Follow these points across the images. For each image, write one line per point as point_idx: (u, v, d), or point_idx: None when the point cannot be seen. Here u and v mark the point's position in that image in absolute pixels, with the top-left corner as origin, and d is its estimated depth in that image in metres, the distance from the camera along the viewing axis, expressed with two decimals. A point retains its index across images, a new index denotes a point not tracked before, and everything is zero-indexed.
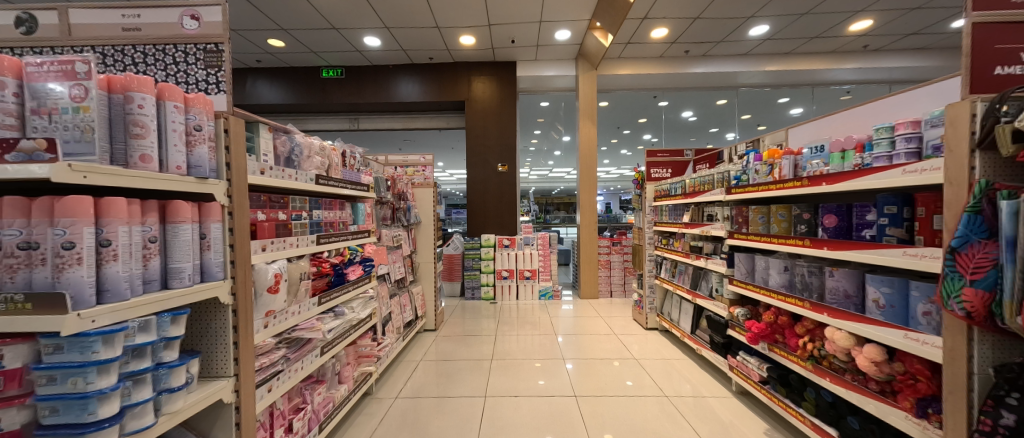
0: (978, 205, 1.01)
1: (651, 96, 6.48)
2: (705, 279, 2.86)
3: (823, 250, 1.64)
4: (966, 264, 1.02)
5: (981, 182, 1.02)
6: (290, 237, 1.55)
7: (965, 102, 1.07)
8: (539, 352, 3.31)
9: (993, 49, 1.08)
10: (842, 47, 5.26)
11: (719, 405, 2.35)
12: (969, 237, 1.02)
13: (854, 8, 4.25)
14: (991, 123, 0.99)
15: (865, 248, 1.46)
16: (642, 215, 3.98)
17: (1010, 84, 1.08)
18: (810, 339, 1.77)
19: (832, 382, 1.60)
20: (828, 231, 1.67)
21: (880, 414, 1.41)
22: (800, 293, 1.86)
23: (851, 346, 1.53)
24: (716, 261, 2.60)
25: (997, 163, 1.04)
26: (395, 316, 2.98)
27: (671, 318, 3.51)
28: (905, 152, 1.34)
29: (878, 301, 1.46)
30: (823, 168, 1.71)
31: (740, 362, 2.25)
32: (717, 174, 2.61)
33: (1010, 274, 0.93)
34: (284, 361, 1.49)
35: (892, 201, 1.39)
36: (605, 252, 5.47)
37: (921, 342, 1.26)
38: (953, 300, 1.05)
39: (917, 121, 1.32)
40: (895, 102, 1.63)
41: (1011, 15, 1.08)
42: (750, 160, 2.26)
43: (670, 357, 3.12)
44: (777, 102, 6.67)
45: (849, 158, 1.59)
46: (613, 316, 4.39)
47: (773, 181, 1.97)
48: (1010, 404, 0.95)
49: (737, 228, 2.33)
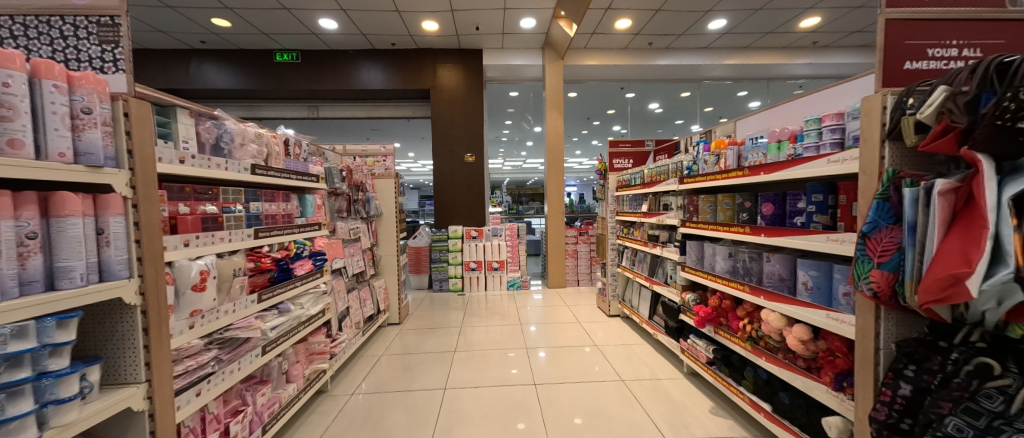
0: (886, 192, 1.08)
1: (617, 88, 6.56)
2: (661, 267, 2.96)
3: (761, 237, 1.72)
4: (875, 247, 1.09)
5: (890, 171, 1.09)
6: (220, 231, 1.45)
7: (877, 95, 1.13)
8: (505, 342, 3.33)
9: (904, 45, 1.15)
10: (794, 43, 5.51)
11: (673, 387, 2.45)
12: (878, 223, 1.09)
13: (805, 5, 4.42)
14: (898, 115, 1.06)
15: (796, 235, 1.54)
16: (605, 205, 4.08)
17: (919, 78, 1.15)
18: (750, 321, 1.87)
19: (767, 361, 1.70)
20: (766, 218, 1.75)
21: (807, 389, 1.50)
22: (742, 278, 1.96)
23: (783, 327, 1.63)
24: (670, 249, 2.69)
25: (903, 153, 1.11)
26: (354, 311, 2.90)
27: (631, 305, 3.62)
28: (830, 142, 1.41)
29: (806, 283, 1.55)
30: (762, 158, 1.79)
31: (691, 345, 2.36)
32: (671, 165, 2.70)
33: (912, 256, 0.99)
34: (216, 364, 1.40)
35: (820, 189, 1.48)
36: (572, 242, 5.55)
37: (840, 321, 1.35)
38: (863, 281, 1.12)
39: (841, 113, 1.39)
40: (827, 96, 1.72)
41: (919, 13, 1.15)
42: (700, 151, 2.34)
43: (630, 342, 3.23)
44: (737, 95, 6.96)
45: (784, 148, 1.66)
46: (580, 305, 4.48)
47: (719, 171, 2.05)
48: (907, 376, 1.03)
49: (689, 216, 2.42)
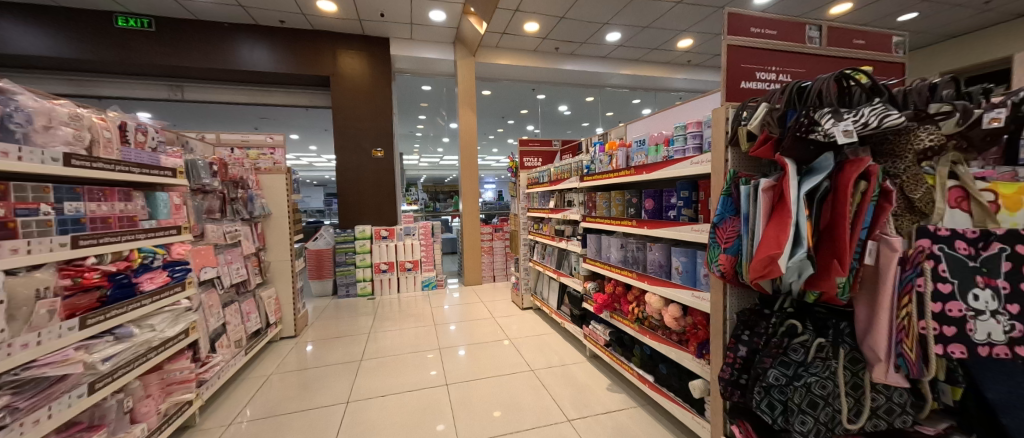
0: (729, 189, 1.30)
1: (528, 89, 6.81)
2: (567, 259, 3.15)
3: (644, 229, 1.94)
4: (721, 236, 1.30)
5: (731, 172, 1.31)
6: (6, 241, 1.11)
7: (722, 108, 1.35)
8: (418, 344, 3.21)
9: (739, 67, 1.39)
10: (674, 60, 6.35)
11: (578, 370, 2.64)
12: (723, 215, 1.30)
13: (681, 27, 5.10)
14: (736, 126, 1.29)
15: (669, 226, 1.77)
16: (517, 202, 4.21)
17: (751, 96, 1.40)
18: (637, 304, 2.10)
19: (651, 338, 1.93)
20: (648, 212, 1.98)
21: (679, 359, 1.73)
22: (631, 266, 2.19)
23: (662, 307, 1.86)
24: (574, 242, 2.88)
25: (740, 157, 1.35)
26: (233, 327, 2.49)
27: (542, 297, 3.80)
28: (692, 147, 1.64)
29: (678, 268, 1.78)
30: (644, 159, 2.01)
31: (592, 330, 2.56)
32: (573, 164, 2.90)
33: (747, 241, 1.21)
34: (7, 415, 1.07)
35: (686, 187, 1.72)
36: (487, 239, 5.60)
37: (701, 299, 1.58)
38: (714, 264, 1.33)
39: (700, 122, 1.62)
40: (692, 106, 2.01)
41: (748, 42, 1.41)
42: (596, 151, 2.55)
43: (541, 333, 3.39)
44: (632, 102, 7.77)
45: (660, 151, 1.89)
46: (495, 300, 4.55)
47: (612, 170, 2.26)
48: (744, 339, 1.28)
49: (589, 212, 2.62)
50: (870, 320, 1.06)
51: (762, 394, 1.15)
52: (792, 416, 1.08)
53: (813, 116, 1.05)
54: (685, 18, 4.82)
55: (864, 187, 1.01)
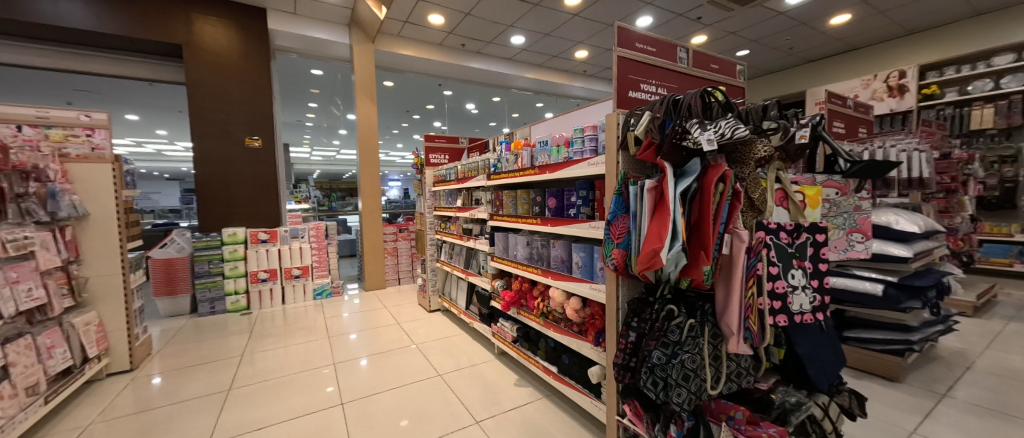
0: (620, 189, 1.41)
1: (434, 84, 6.59)
2: (474, 258, 3.13)
3: (548, 227, 2.01)
4: (615, 232, 1.41)
5: (622, 173, 1.43)
6: None
7: (614, 114, 1.46)
8: (308, 361, 2.82)
9: (627, 78, 1.52)
10: (572, 68, 6.84)
11: (487, 368, 2.63)
12: (616, 213, 1.41)
13: (578, 39, 5.51)
14: (625, 131, 1.41)
15: (570, 223, 1.86)
16: (422, 200, 4.03)
17: (637, 105, 1.54)
18: (542, 299, 2.18)
19: (554, 331, 2.02)
20: (551, 210, 2.06)
21: (579, 349, 1.83)
22: (536, 262, 2.26)
23: (564, 301, 1.96)
24: (481, 241, 2.86)
25: (628, 159, 1.48)
26: (23, 370, 1.84)
27: (450, 297, 3.70)
28: (588, 149, 1.74)
29: (578, 262, 1.88)
30: (548, 159, 2.09)
31: (500, 328, 2.58)
32: (480, 162, 2.88)
33: (635, 236, 1.33)
34: None
35: (585, 187, 1.83)
36: (391, 240, 5.25)
37: (598, 290, 1.70)
38: (608, 258, 1.44)
39: (595, 126, 1.74)
40: (589, 111, 2.16)
41: (633, 55, 1.55)
42: (503, 150, 2.57)
43: (449, 335, 3.30)
44: (536, 105, 8.15)
45: (562, 151, 1.99)
46: (400, 305, 4.28)
47: (518, 169, 2.30)
48: (633, 326, 1.42)
49: (496, 210, 2.64)
50: (725, 302, 1.25)
51: (648, 374, 1.28)
52: (670, 389, 1.23)
53: (685, 125, 1.21)
54: (581, 30, 5.21)
55: (722, 188, 1.19)
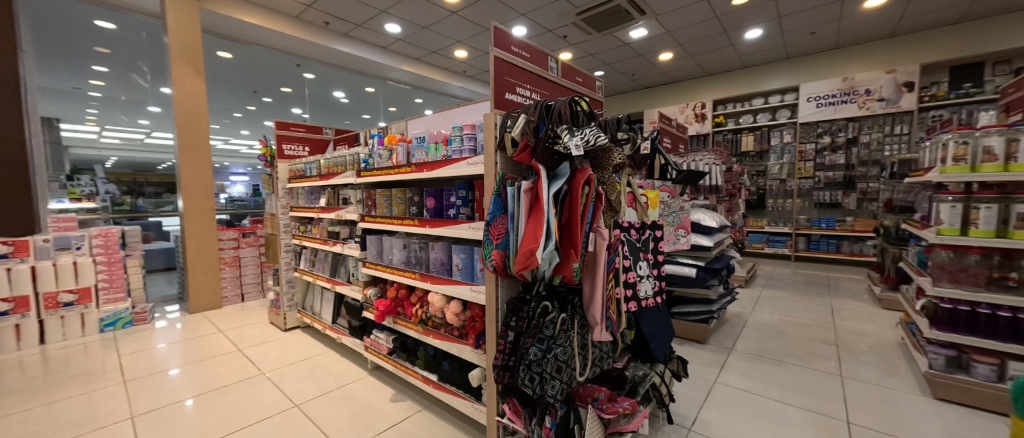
0: (499, 190, 1.41)
1: (291, 64, 5.63)
2: (343, 265, 2.76)
3: (427, 229, 1.90)
4: (493, 233, 1.40)
5: (500, 174, 1.43)
6: None
7: (491, 114, 1.46)
8: (89, 420, 2.03)
9: (504, 80, 1.53)
10: (452, 67, 6.77)
11: (358, 387, 2.35)
12: (495, 213, 1.40)
13: (457, 37, 5.46)
14: (503, 132, 1.41)
15: (450, 224, 1.79)
16: (274, 199, 3.37)
17: (513, 107, 1.57)
18: (420, 305, 2.05)
19: (434, 337, 1.92)
20: (430, 211, 1.95)
21: (460, 353, 1.78)
22: (414, 266, 2.12)
23: (444, 305, 1.88)
24: (351, 245, 2.55)
25: (505, 160, 1.50)
26: None
27: (312, 311, 3.20)
28: (467, 148, 1.70)
29: (459, 264, 1.82)
30: (425, 157, 1.97)
31: (373, 340, 2.34)
32: (348, 156, 2.55)
33: (513, 237, 1.35)
34: None
35: (464, 187, 1.78)
36: (230, 247, 4.26)
37: (479, 292, 1.67)
38: (488, 260, 1.42)
39: (474, 125, 1.70)
40: (468, 110, 2.13)
41: (509, 58, 1.56)
42: (375, 144, 2.32)
43: (311, 355, 2.84)
44: (414, 101, 7.80)
45: (440, 149, 1.90)
46: (244, 326, 3.50)
47: (392, 166, 2.11)
48: (512, 325, 1.43)
49: (368, 211, 2.37)
50: (591, 294, 1.37)
51: (526, 371, 1.32)
52: (546, 383, 1.29)
53: (556, 131, 1.28)
54: (460, 29, 5.17)
55: (587, 191, 1.30)
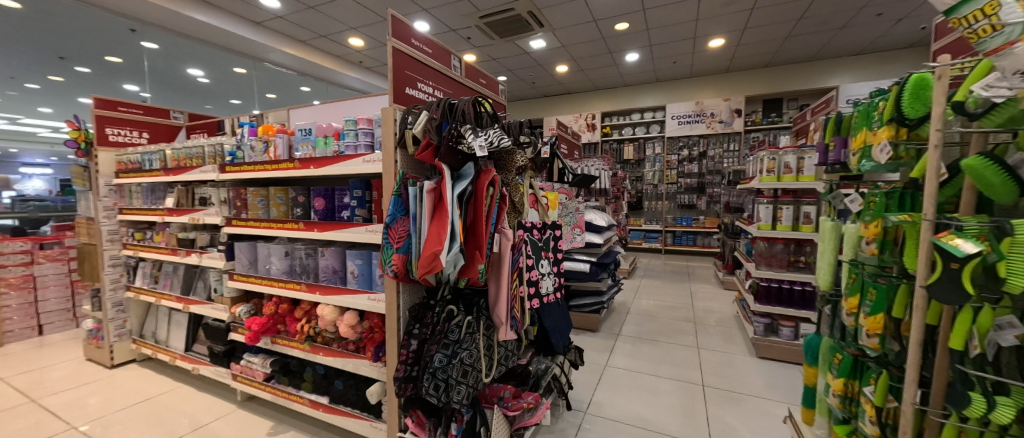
0: (399, 190, 1.32)
1: (121, 28, 4.35)
2: (201, 279, 2.28)
3: (314, 233, 1.68)
4: (394, 236, 1.30)
5: (401, 173, 1.34)
6: None
7: (390, 109, 1.35)
8: None
9: (404, 73, 1.44)
10: (346, 55, 6.18)
11: (223, 425, 1.96)
12: (395, 215, 1.30)
13: (350, 23, 4.99)
14: (403, 128, 1.33)
15: (343, 228, 1.61)
16: (91, 198, 2.59)
17: (413, 103, 1.49)
18: (307, 320, 1.81)
19: (324, 355, 1.71)
20: (318, 213, 1.73)
21: (356, 369, 1.61)
22: (299, 276, 1.86)
23: (336, 318, 1.69)
24: (211, 255, 2.10)
25: (406, 159, 1.41)
26: None
27: (156, 339, 2.56)
28: (363, 144, 1.54)
29: (354, 271, 1.64)
30: (312, 151, 1.75)
31: (244, 366, 1.98)
32: (207, 146, 2.12)
33: (416, 240, 1.28)
34: None
35: (359, 186, 1.61)
36: (16, 265, 3.14)
37: (378, 301, 1.53)
38: (387, 265, 1.31)
39: (370, 119, 1.56)
40: (363, 102, 1.95)
41: (409, 51, 1.48)
42: (245, 134, 1.97)
43: (155, 394, 2.27)
44: (300, 88, 6.89)
45: (330, 144, 1.71)
46: (42, 368, 2.61)
47: (268, 160, 1.82)
48: (415, 333, 1.35)
49: (235, 213, 2.00)
50: (496, 295, 1.37)
51: (431, 379, 1.26)
52: (451, 389, 1.25)
53: (460, 130, 1.26)
54: (354, 15, 4.75)
55: (492, 192, 1.30)
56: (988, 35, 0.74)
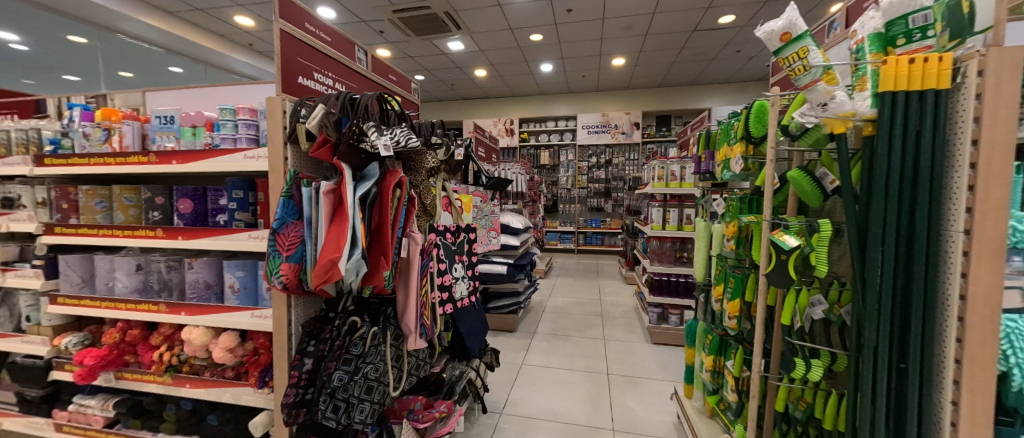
0: (290, 190, 1.16)
1: None
2: (7, 306, 1.75)
3: (177, 241, 1.40)
4: (283, 242, 1.15)
5: (292, 172, 1.19)
6: None
7: (278, 99, 1.19)
8: None
9: (295, 61, 1.29)
10: (232, 35, 5.35)
11: None
12: (285, 219, 1.15)
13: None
14: (295, 122, 1.18)
15: (217, 234, 1.37)
16: None
17: (308, 94, 1.34)
18: (168, 347, 1.51)
19: (192, 386, 1.44)
20: (184, 217, 1.45)
21: (235, 400, 1.38)
22: (157, 295, 1.54)
23: (209, 341, 1.44)
24: (22, 273, 1.63)
25: (299, 156, 1.26)
26: None
27: None
28: (244, 137, 1.33)
29: (233, 285, 1.41)
30: (175, 144, 1.47)
31: (75, 412, 1.58)
32: (17, 132, 1.64)
33: (310, 246, 1.14)
34: None
35: (240, 186, 1.39)
36: None
37: (263, 319, 1.33)
38: (274, 276, 1.15)
39: (254, 110, 1.35)
40: (247, 90, 1.70)
41: (302, 36, 1.32)
42: (76, 118, 1.58)
43: None
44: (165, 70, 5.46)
45: (201, 135, 1.45)
46: None
47: (111, 153, 1.48)
48: (310, 351, 1.21)
49: (60, 218, 1.58)
50: (405, 302, 1.30)
51: (328, 401, 1.14)
52: (353, 408, 1.15)
53: (362, 127, 1.16)
54: None
55: (399, 194, 1.22)
56: (801, 73, 0.93)
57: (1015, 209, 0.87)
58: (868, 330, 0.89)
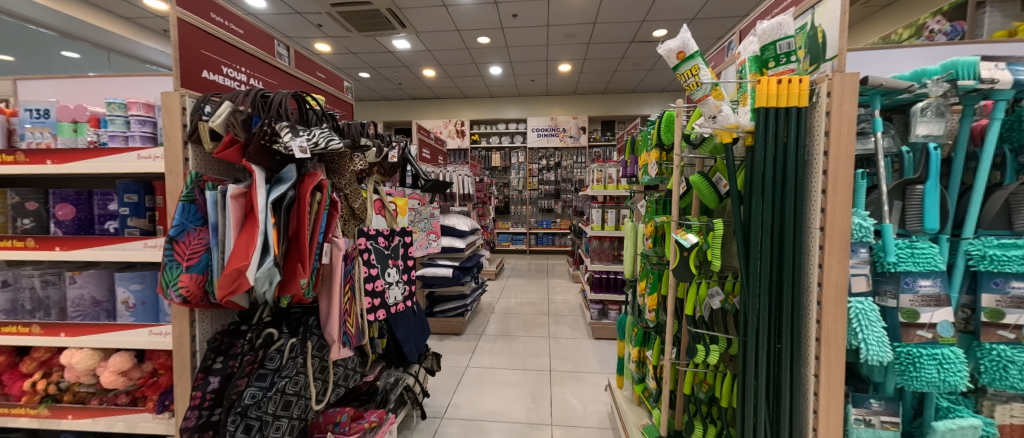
0: (191, 194, 1.06)
1: None
2: None
3: (54, 252, 1.23)
4: (183, 251, 1.05)
5: (194, 174, 1.09)
6: None
7: (176, 94, 1.09)
8: None
9: (199, 53, 1.19)
10: (141, 18, 4.74)
11: None
12: (185, 225, 1.05)
13: None
14: (196, 119, 1.09)
15: (105, 244, 1.22)
16: None
17: (215, 89, 1.24)
18: (43, 374, 1.32)
19: (75, 417, 1.27)
20: (64, 225, 1.28)
21: (129, 428, 1.24)
22: (29, 315, 1.34)
23: (96, 364, 1.28)
24: None
25: (203, 156, 1.15)
26: None
27: None
28: (139, 135, 1.20)
29: (127, 301, 1.26)
30: (51, 141, 1.29)
31: None
32: None
33: (216, 255, 1.06)
34: None
35: (133, 189, 1.25)
36: None
37: (163, 335, 1.20)
38: (172, 288, 1.05)
39: (150, 105, 1.22)
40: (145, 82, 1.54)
41: (207, 25, 1.22)
42: None
43: None
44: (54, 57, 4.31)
45: (84, 132, 1.29)
46: None
47: None
48: (216, 369, 1.11)
49: None
50: (328, 311, 1.24)
51: (238, 421, 1.05)
52: (267, 427, 1.08)
53: (274, 127, 1.09)
54: None
55: (319, 198, 1.15)
56: (695, 88, 1.05)
57: (861, 210, 1.02)
58: (752, 317, 1.01)
